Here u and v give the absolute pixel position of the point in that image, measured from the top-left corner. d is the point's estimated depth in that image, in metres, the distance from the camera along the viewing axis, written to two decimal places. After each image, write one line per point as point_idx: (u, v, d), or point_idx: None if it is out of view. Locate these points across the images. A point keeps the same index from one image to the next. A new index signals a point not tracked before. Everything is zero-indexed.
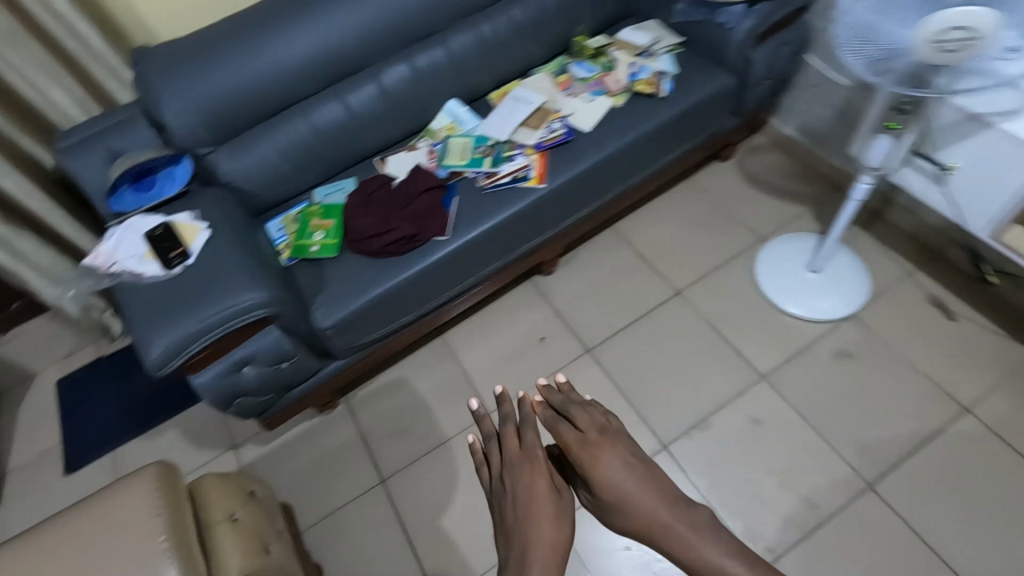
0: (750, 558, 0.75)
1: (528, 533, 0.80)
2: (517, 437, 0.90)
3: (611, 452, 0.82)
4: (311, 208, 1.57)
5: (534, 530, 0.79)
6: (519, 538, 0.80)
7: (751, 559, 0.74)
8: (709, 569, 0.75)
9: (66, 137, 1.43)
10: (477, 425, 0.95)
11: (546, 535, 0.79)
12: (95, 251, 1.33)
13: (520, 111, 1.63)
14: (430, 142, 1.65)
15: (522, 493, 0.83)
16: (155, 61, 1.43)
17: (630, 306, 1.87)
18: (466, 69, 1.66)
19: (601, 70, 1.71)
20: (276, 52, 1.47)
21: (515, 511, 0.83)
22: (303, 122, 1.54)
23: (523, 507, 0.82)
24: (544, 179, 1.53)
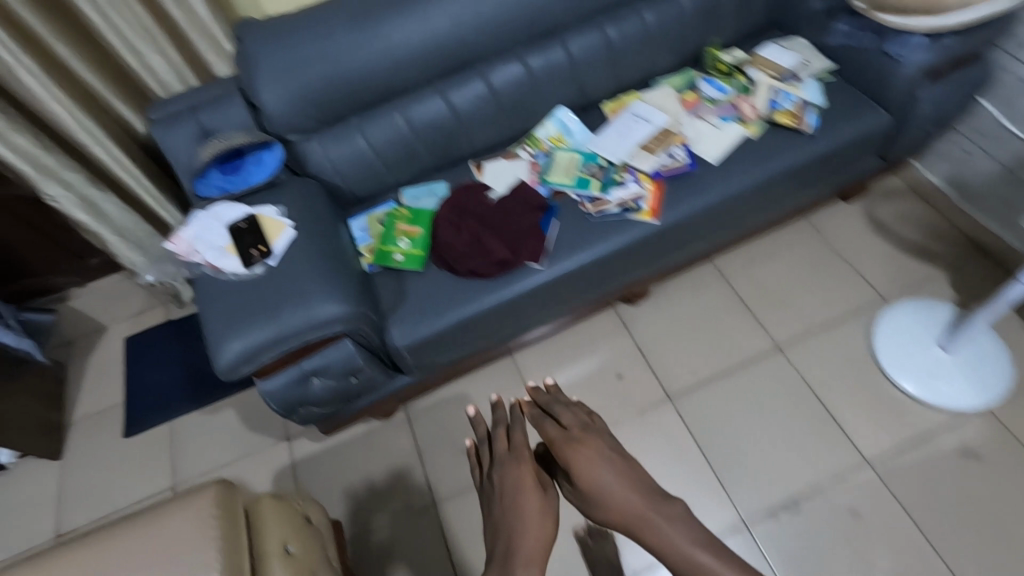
0: (730, 556, 0.77)
1: (514, 530, 0.83)
2: (507, 437, 0.95)
3: (592, 451, 0.86)
4: (398, 211, 1.46)
5: (520, 523, 0.83)
6: (504, 536, 0.83)
7: (728, 557, 0.76)
8: (686, 563, 0.77)
9: (161, 107, 1.36)
10: (473, 429, 0.99)
11: (533, 534, 0.82)
12: (176, 236, 1.26)
13: (639, 131, 1.45)
14: (533, 153, 1.50)
15: (507, 491, 0.87)
16: (257, 37, 1.33)
17: (722, 355, 1.69)
18: (585, 75, 1.49)
19: (736, 92, 1.50)
20: (385, 38, 1.35)
21: (502, 511, 0.86)
22: (402, 118, 1.43)
23: (509, 502, 0.85)
24: (658, 214, 1.37)
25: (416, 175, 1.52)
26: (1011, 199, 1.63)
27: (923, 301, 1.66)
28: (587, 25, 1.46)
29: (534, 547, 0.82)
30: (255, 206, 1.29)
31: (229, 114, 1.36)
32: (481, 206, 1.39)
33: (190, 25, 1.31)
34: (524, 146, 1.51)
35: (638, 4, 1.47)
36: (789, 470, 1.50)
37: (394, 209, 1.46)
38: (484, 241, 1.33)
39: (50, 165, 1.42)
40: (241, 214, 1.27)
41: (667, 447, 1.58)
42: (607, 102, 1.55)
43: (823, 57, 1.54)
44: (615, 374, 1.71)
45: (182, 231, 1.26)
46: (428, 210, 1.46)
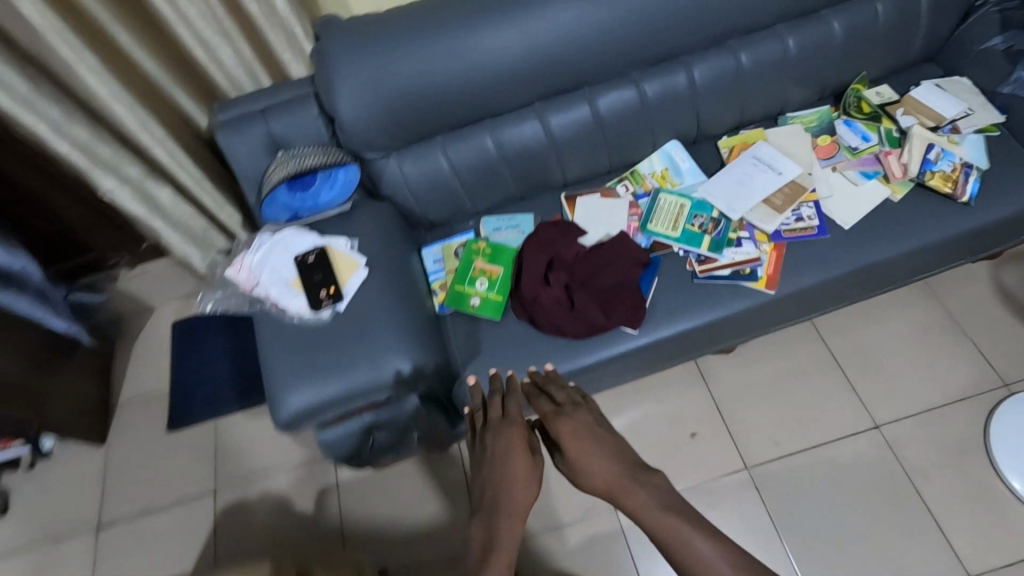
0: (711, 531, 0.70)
1: (500, 488, 0.78)
2: (501, 408, 0.90)
3: (583, 422, 0.84)
4: (476, 244, 1.30)
5: (505, 481, 0.78)
6: (486, 494, 0.78)
7: (710, 529, 0.69)
8: (664, 535, 0.70)
9: (229, 109, 1.21)
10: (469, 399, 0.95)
11: (520, 497, 0.77)
12: (239, 262, 1.15)
13: (764, 180, 1.24)
14: (634, 192, 1.32)
15: (494, 448, 0.82)
16: (339, 39, 1.16)
17: (811, 427, 1.52)
18: (705, 106, 1.28)
19: (880, 141, 1.28)
20: (483, 46, 1.15)
21: (487, 468, 0.81)
22: (491, 140, 1.26)
23: (495, 460, 0.81)
24: (775, 284, 1.19)
25: (499, 204, 1.35)
26: None
27: None
28: (717, 49, 1.24)
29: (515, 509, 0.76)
30: (326, 236, 1.16)
31: (303, 124, 1.21)
32: (574, 255, 1.21)
33: (267, 21, 1.14)
34: (624, 182, 1.33)
35: (780, 26, 1.24)
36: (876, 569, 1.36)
37: (472, 241, 1.30)
38: (577, 302, 1.15)
39: (107, 159, 1.30)
40: (310, 245, 1.15)
41: (739, 522, 1.45)
42: (725, 138, 1.35)
43: (993, 105, 1.29)
44: (688, 433, 1.56)
45: (245, 257, 1.15)
46: (510, 246, 1.29)
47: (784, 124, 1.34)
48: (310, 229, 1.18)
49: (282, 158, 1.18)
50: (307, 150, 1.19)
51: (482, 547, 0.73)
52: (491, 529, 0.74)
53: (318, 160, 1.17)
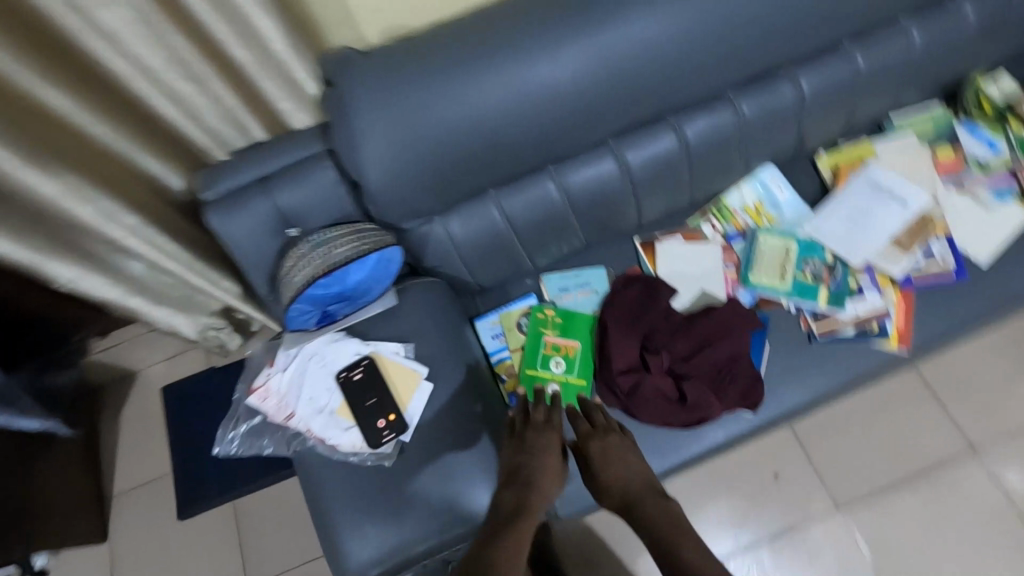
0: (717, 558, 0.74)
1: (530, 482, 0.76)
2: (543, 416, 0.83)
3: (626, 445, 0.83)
4: (542, 313, 1.07)
5: (535, 489, 0.76)
6: (515, 482, 0.77)
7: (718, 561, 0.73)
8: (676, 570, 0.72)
9: (219, 181, 0.93)
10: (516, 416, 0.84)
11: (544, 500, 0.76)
12: (263, 386, 0.90)
13: (887, 214, 1.04)
14: (725, 233, 1.10)
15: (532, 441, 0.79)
16: (358, 85, 0.86)
17: (903, 455, 1.39)
18: (810, 123, 1.05)
19: (1012, 150, 1.07)
20: (550, 75, 0.87)
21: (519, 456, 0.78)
22: (557, 186, 1.01)
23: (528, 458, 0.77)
24: (908, 340, 1.01)
25: (562, 256, 1.12)
26: None
27: None
28: (829, 53, 1.00)
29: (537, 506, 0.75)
30: (370, 343, 0.91)
31: (320, 196, 0.93)
32: (673, 328, 1.00)
33: (258, 67, 0.88)
34: (710, 220, 1.11)
35: (905, 18, 0.99)
36: None
37: (537, 309, 1.08)
38: (686, 393, 0.94)
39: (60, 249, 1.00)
40: (352, 357, 0.90)
41: (834, 568, 1.34)
42: (824, 153, 1.11)
43: None
44: (769, 474, 1.42)
45: (269, 377, 0.90)
46: (583, 312, 1.08)
47: (893, 131, 1.11)
48: (347, 334, 0.93)
49: (299, 248, 0.90)
50: (331, 236, 0.91)
51: (498, 536, 0.70)
52: (509, 527, 0.72)
53: (347, 252, 0.89)
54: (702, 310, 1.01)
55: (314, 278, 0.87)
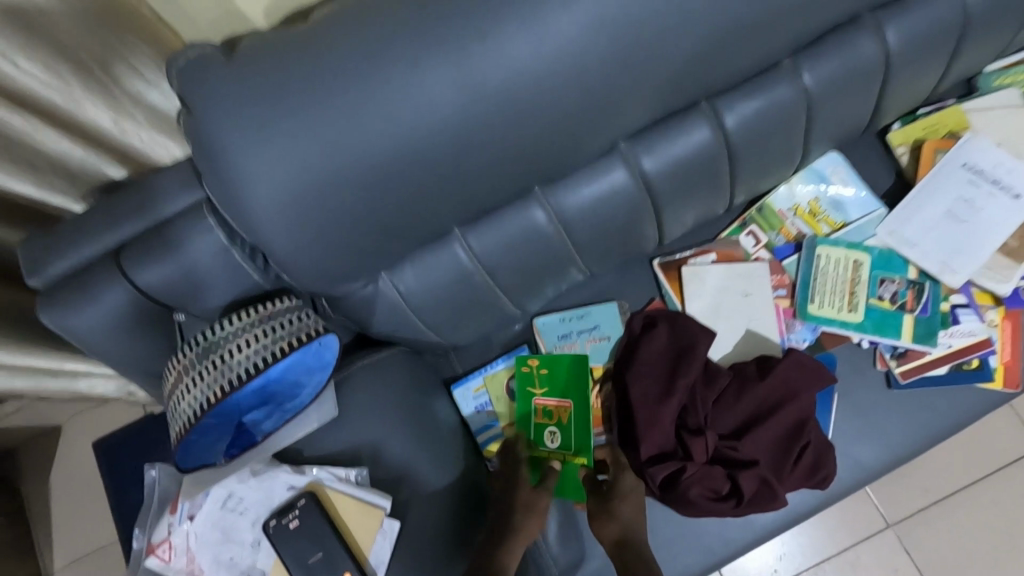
0: None
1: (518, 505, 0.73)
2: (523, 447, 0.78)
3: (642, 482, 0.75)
4: (525, 366, 0.81)
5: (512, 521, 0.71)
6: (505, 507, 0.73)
7: None
8: None
9: (54, 259, 0.63)
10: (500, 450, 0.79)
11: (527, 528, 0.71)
12: (161, 544, 0.65)
13: (990, 213, 0.78)
14: (772, 247, 0.83)
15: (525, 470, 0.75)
16: (232, 103, 0.55)
17: (970, 460, 1.16)
18: (888, 91, 0.76)
19: None
20: (529, 63, 0.57)
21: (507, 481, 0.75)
22: (548, 213, 0.72)
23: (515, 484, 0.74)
24: (1016, 377, 0.78)
25: (559, 294, 0.85)
26: None
27: None
28: None
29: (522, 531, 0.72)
30: (308, 471, 0.66)
31: (208, 269, 0.64)
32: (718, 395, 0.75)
33: (64, 95, 0.58)
34: (750, 228, 0.83)
35: None
36: None
37: (518, 362, 0.81)
38: (744, 488, 0.72)
39: None
40: (284, 494, 0.65)
41: None
42: (899, 127, 0.83)
43: None
44: None
45: (171, 532, 0.65)
46: (570, 356, 0.80)
47: (988, 90, 0.83)
48: (276, 459, 0.67)
49: (183, 353, 0.62)
50: (225, 328, 0.62)
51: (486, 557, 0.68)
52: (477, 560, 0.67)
53: (251, 355, 0.61)
54: (758, 368, 0.76)
55: (207, 401, 0.59)
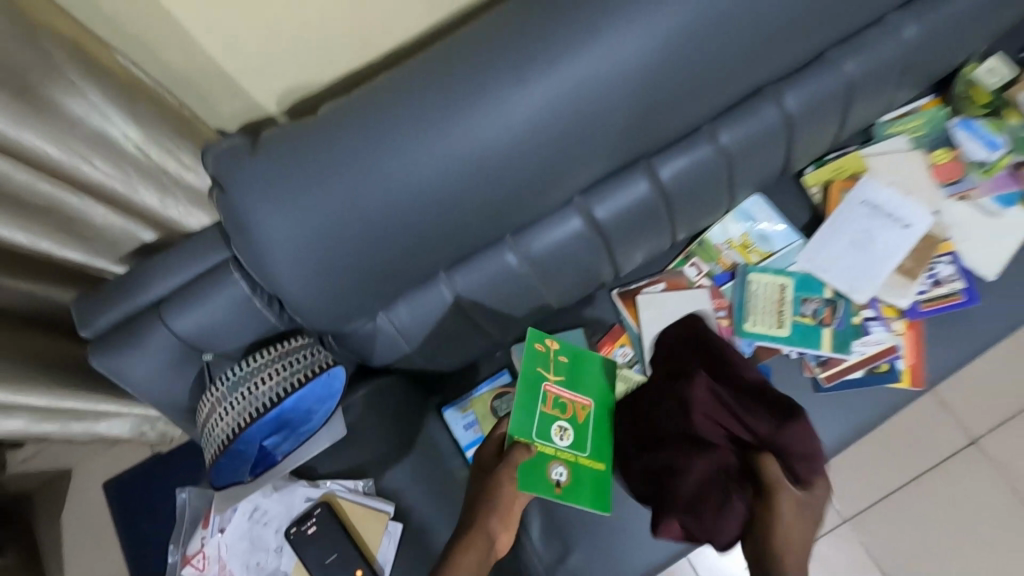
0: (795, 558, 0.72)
1: (489, 519, 0.75)
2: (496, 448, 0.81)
3: (774, 501, 0.74)
4: (542, 347, 0.80)
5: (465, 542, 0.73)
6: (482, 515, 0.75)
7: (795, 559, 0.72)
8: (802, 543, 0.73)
9: (103, 313, 0.74)
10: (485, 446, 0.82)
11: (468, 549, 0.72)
12: (197, 556, 0.75)
13: (889, 241, 0.93)
14: (710, 274, 0.97)
15: (514, 454, 0.75)
16: (255, 182, 0.68)
17: (909, 459, 1.31)
18: (794, 143, 0.92)
19: (1013, 146, 0.96)
20: (493, 139, 0.71)
21: (482, 486, 0.76)
22: (517, 255, 0.85)
23: (490, 490, 0.75)
24: (921, 377, 0.91)
25: (533, 324, 0.98)
26: None
27: None
28: (811, 64, 0.86)
29: (489, 548, 0.74)
30: (323, 484, 0.77)
31: (232, 316, 0.76)
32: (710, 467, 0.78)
33: (123, 178, 0.74)
34: (692, 260, 0.98)
35: (893, 13, 0.86)
36: None
37: (534, 343, 0.78)
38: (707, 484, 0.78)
39: None
40: (302, 505, 0.76)
41: None
42: (811, 170, 0.99)
43: None
44: None
45: (205, 543, 0.76)
46: (592, 360, 0.86)
47: (882, 138, 0.99)
48: (294, 476, 0.78)
49: (216, 388, 0.74)
50: (252, 365, 0.74)
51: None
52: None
53: (273, 387, 0.73)
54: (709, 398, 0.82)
55: (240, 425, 0.71)
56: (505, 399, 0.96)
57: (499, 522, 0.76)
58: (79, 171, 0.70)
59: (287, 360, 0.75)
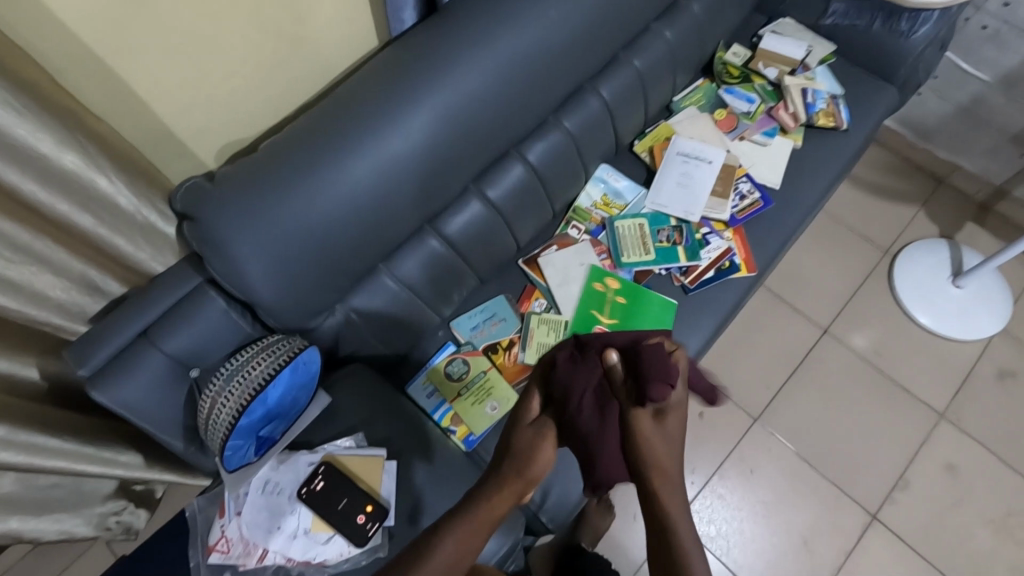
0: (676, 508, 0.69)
1: (512, 478, 0.76)
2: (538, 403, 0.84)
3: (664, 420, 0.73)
4: (599, 285, 1.18)
5: (485, 507, 0.74)
6: (511, 479, 0.76)
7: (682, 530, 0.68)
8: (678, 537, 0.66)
9: (96, 350, 0.86)
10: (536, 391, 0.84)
11: (494, 506, 0.74)
12: (223, 539, 0.87)
13: (702, 176, 1.27)
14: (587, 230, 1.25)
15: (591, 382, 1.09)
16: (220, 207, 0.85)
17: (783, 357, 1.65)
18: (619, 121, 1.25)
19: (762, 98, 1.36)
20: (403, 146, 0.94)
21: (523, 445, 0.79)
22: (438, 238, 1.08)
23: (529, 452, 0.78)
24: (753, 264, 1.23)
25: (462, 300, 1.19)
26: (966, 132, 1.72)
27: (922, 243, 1.75)
28: (613, 64, 1.20)
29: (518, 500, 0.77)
30: (320, 449, 0.92)
31: (213, 328, 0.90)
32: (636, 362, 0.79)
33: (112, 229, 0.87)
34: (572, 223, 1.26)
35: (654, 24, 1.24)
36: (888, 450, 1.55)
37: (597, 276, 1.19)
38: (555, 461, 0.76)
39: None
40: (307, 469, 0.90)
41: (773, 469, 1.54)
42: (638, 142, 1.33)
43: (820, 36, 1.43)
44: (696, 415, 1.60)
45: (225, 529, 0.88)
46: (647, 295, 1.18)
47: (678, 110, 1.36)
48: (292, 450, 0.92)
49: (212, 385, 0.85)
50: (241, 360, 0.87)
51: (461, 537, 0.71)
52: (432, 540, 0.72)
53: (263, 371, 0.86)
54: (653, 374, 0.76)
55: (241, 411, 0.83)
56: (456, 363, 1.13)
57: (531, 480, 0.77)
58: (69, 224, 0.83)
59: (273, 352, 0.88)
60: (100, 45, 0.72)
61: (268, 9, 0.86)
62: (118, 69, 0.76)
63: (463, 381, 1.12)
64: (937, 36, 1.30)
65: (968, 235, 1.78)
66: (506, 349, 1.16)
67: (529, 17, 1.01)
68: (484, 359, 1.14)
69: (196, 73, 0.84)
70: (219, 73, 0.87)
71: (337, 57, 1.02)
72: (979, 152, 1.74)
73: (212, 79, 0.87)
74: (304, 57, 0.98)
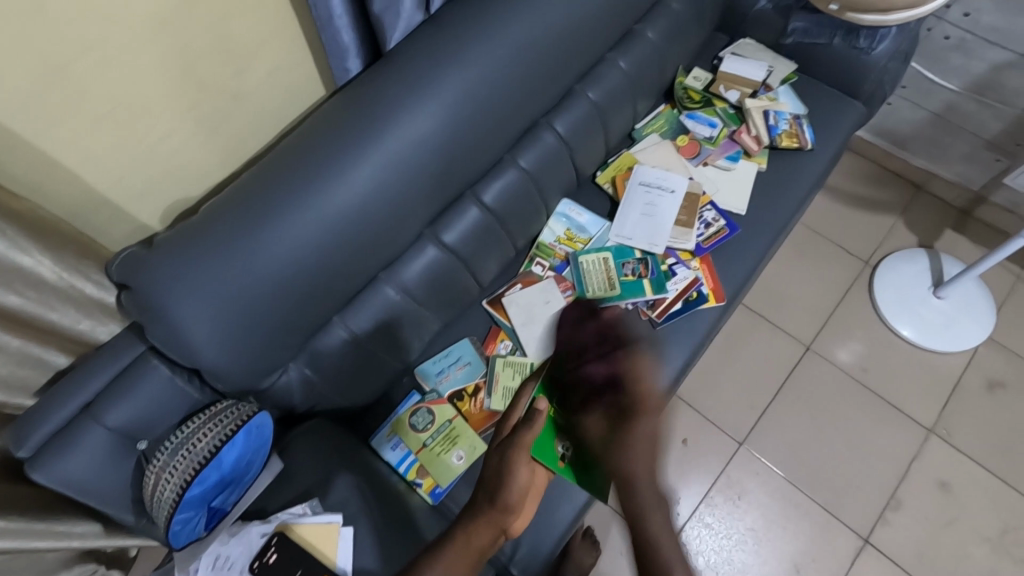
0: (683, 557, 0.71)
1: (502, 514, 0.85)
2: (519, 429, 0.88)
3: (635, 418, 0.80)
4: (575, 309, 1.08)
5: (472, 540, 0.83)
6: (486, 511, 0.84)
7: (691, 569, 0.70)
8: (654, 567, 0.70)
9: (37, 430, 0.84)
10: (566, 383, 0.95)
11: (477, 539, 0.82)
12: None
13: (666, 205, 1.25)
14: (551, 266, 1.23)
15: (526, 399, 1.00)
16: (154, 273, 0.83)
17: (765, 376, 1.62)
18: (578, 154, 1.23)
19: (725, 122, 1.35)
20: (347, 198, 0.91)
21: (498, 472, 0.86)
22: (393, 287, 1.06)
23: (492, 490, 0.85)
24: (722, 294, 1.20)
25: (425, 345, 1.17)
26: (940, 140, 1.71)
27: (903, 253, 1.72)
28: (568, 98, 1.19)
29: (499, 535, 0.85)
30: (274, 518, 0.90)
31: (157, 399, 0.87)
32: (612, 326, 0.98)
33: (41, 303, 0.87)
34: (536, 260, 1.24)
35: (609, 54, 1.23)
36: (877, 469, 1.51)
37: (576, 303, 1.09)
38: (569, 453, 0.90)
39: None
40: (259, 541, 0.88)
41: (760, 494, 1.50)
42: (601, 173, 1.32)
43: (783, 55, 1.41)
44: (681, 441, 1.57)
45: None
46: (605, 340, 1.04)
47: (641, 138, 1.35)
48: (243, 522, 0.90)
49: (157, 457, 0.83)
50: (186, 430, 0.85)
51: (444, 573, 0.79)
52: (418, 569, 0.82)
53: (210, 440, 0.84)
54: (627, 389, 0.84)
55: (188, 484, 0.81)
56: (421, 414, 1.10)
57: (514, 528, 0.89)
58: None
59: (220, 421, 0.86)
60: (17, 124, 0.71)
61: (201, 69, 0.85)
62: (38, 144, 0.74)
63: (427, 432, 1.08)
64: (898, 53, 1.28)
65: (948, 244, 1.76)
66: (472, 395, 1.13)
67: (474, 59, 0.98)
68: (449, 407, 1.11)
69: (125, 141, 0.82)
70: (153, 135, 0.85)
71: (282, 109, 1.01)
72: (954, 159, 1.72)
73: (146, 144, 0.85)
74: (246, 113, 0.96)
